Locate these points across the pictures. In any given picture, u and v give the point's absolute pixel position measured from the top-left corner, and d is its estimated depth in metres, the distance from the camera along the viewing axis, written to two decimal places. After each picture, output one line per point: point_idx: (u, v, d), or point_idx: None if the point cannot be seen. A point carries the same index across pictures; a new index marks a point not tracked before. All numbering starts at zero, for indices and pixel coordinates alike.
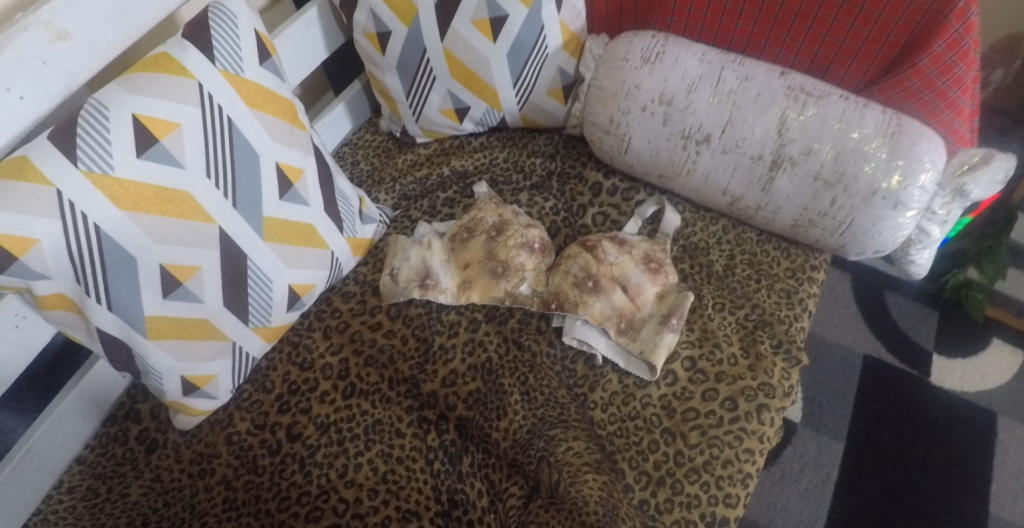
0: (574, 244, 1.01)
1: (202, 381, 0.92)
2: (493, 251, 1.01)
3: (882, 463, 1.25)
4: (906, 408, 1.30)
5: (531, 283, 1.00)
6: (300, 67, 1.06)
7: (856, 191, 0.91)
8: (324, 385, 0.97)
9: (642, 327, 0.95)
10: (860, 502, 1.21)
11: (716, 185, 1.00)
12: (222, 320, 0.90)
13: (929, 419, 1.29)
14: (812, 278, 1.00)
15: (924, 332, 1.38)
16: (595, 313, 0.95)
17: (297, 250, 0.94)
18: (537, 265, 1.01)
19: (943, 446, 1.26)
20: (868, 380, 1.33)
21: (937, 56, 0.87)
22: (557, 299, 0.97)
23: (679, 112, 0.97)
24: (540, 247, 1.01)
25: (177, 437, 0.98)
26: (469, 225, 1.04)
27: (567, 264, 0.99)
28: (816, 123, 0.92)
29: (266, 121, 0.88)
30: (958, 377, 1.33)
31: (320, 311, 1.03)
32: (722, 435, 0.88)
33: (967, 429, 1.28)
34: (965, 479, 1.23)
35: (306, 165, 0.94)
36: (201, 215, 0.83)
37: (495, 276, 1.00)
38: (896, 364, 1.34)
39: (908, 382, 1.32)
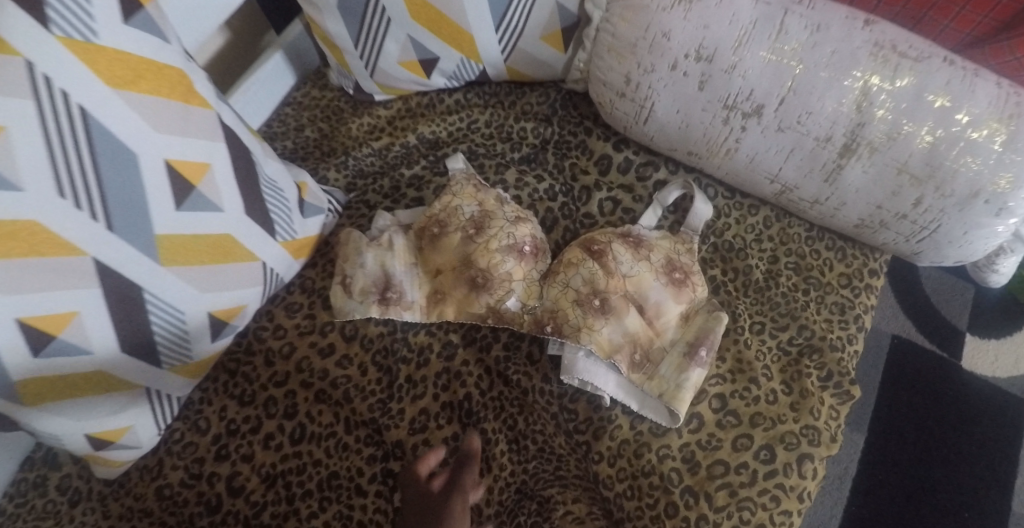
0: (574, 245, 0.79)
1: (114, 435, 0.73)
2: (471, 256, 0.78)
3: (904, 456, 1.09)
4: (933, 394, 1.13)
5: (520, 297, 0.78)
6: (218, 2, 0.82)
7: (951, 191, 0.69)
8: (268, 425, 0.78)
9: (662, 360, 0.75)
10: (882, 502, 1.07)
11: (762, 170, 0.77)
12: (124, 368, 0.70)
13: (958, 408, 1.12)
14: (871, 286, 0.80)
15: (958, 311, 1.18)
16: (603, 343, 0.75)
17: (214, 269, 0.72)
18: (527, 273, 0.79)
19: (972, 438, 1.10)
20: (894, 362, 1.15)
21: None
22: (552, 321, 0.77)
23: (722, 72, 0.71)
24: (531, 251, 0.79)
25: (103, 486, 0.79)
26: (442, 216, 0.81)
27: (565, 275, 0.78)
28: (910, 96, 0.67)
29: (141, 106, 0.63)
30: (990, 361, 1.15)
31: (260, 329, 0.82)
32: (755, 496, 0.71)
33: (997, 419, 1.11)
34: (994, 474, 1.08)
35: (214, 156, 0.69)
36: (65, 248, 0.61)
37: (476, 290, 0.78)
38: (926, 346, 1.16)
39: (935, 367, 1.15)
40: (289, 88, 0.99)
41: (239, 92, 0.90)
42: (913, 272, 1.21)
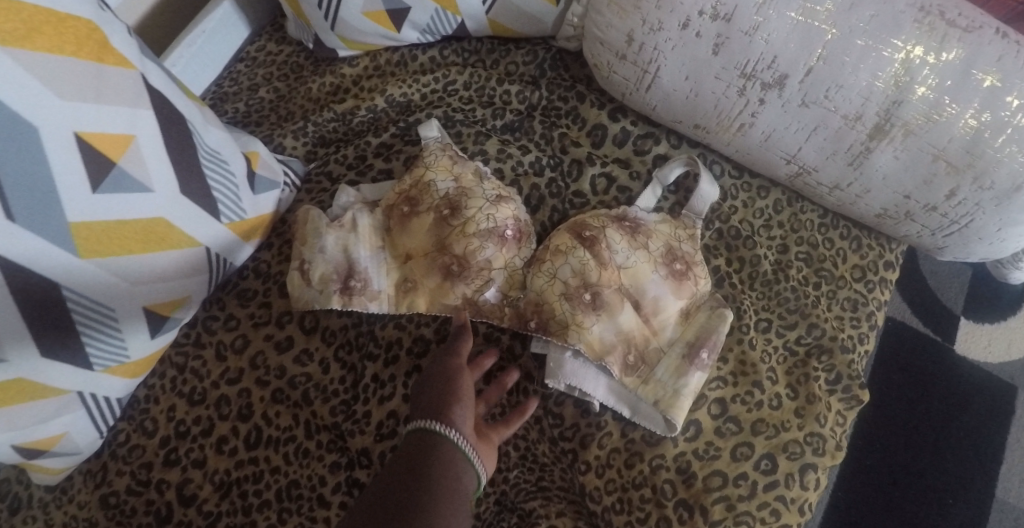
0: (562, 230, 0.70)
1: (47, 443, 0.64)
2: (445, 240, 0.69)
3: (891, 443, 1.02)
4: (925, 380, 1.05)
5: (501, 287, 0.70)
6: None
7: (991, 184, 0.60)
8: (221, 428, 0.69)
9: (658, 362, 0.68)
10: (868, 489, 1.00)
11: (778, 150, 0.68)
12: (48, 373, 0.60)
13: (949, 392, 1.04)
14: (885, 280, 0.73)
15: (953, 294, 1.09)
16: (594, 342, 0.66)
17: (146, 258, 0.62)
18: (507, 260, 0.70)
19: (961, 422, 1.03)
20: (886, 345, 1.08)
21: None
22: (537, 315, 0.67)
23: (741, 34, 0.61)
24: (514, 236, 0.69)
25: (44, 492, 0.70)
26: (412, 192, 0.71)
27: (551, 264, 0.68)
28: (956, 73, 0.58)
29: (38, 66, 0.51)
30: (983, 345, 1.07)
31: (210, 320, 0.73)
32: (754, 510, 0.64)
33: (985, 405, 1.04)
34: (980, 459, 1.01)
35: (138, 127, 0.59)
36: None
37: (450, 278, 0.68)
38: (919, 330, 1.08)
39: (928, 351, 1.07)
40: (243, 41, 0.88)
41: (182, 45, 0.79)
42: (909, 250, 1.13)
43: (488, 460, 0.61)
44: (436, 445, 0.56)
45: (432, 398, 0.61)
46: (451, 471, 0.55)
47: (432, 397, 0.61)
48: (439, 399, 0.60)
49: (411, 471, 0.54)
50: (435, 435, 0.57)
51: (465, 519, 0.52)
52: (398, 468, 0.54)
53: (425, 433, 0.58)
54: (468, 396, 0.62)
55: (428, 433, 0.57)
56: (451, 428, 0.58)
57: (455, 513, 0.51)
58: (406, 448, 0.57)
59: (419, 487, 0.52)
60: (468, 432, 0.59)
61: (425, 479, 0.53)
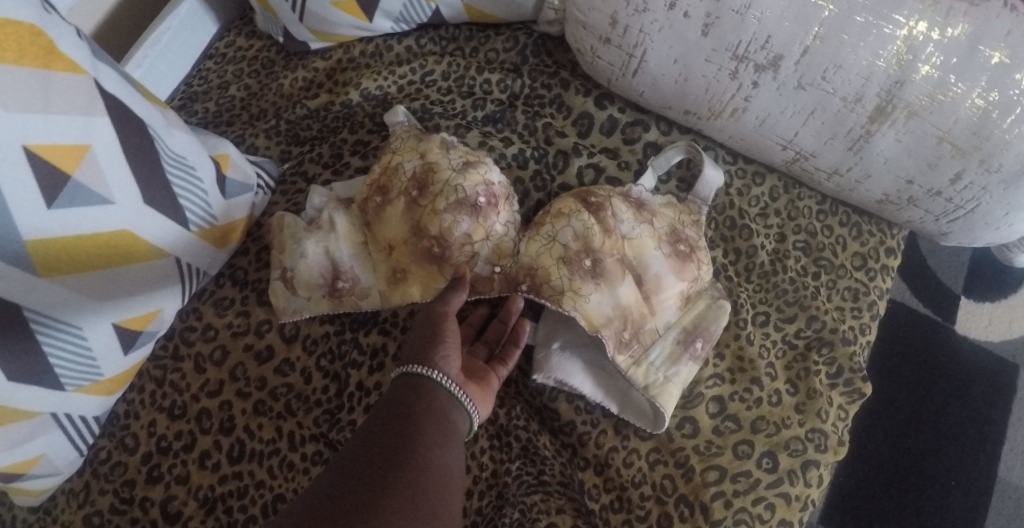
0: (567, 195, 0.66)
1: (23, 467, 0.62)
2: (420, 223, 0.64)
3: (893, 425, 1.00)
4: (926, 361, 1.03)
5: (489, 258, 0.64)
6: None
7: (999, 166, 0.57)
8: (204, 442, 0.67)
9: (653, 344, 0.63)
10: (869, 471, 0.98)
11: (773, 135, 0.64)
12: (18, 398, 0.57)
13: (951, 372, 1.02)
14: (887, 267, 0.70)
15: (953, 273, 1.07)
16: (591, 312, 0.61)
17: (112, 272, 0.59)
18: (487, 230, 0.64)
19: (963, 403, 1.01)
20: (886, 327, 1.05)
21: None
22: (530, 279, 0.63)
23: (733, 13, 0.57)
24: (488, 202, 0.63)
25: (27, 513, 0.68)
26: (382, 181, 0.67)
27: (551, 227, 0.63)
28: (962, 49, 0.54)
29: None
30: (985, 323, 1.05)
31: (187, 331, 0.71)
32: (752, 507, 0.62)
33: (989, 385, 1.02)
34: (984, 439, 0.99)
35: (93, 136, 0.55)
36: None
37: (435, 262, 0.64)
38: (920, 310, 1.06)
39: (929, 331, 1.04)
40: (213, 37, 0.84)
41: (147, 44, 0.75)
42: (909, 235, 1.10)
43: (480, 401, 0.58)
44: (421, 388, 0.54)
45: (417, 342, 0.57)
46: (436, 413, 0.52)
47: (417, 342, 0.57)
48: (425, 343, 0.57)
49: (395, 415, 0.52)
50: (418, 378, 0.54)
51: (453, 459, 0.51)
52: (382, 412, 0.52)
53: (409, 377, 0.55)
54: (455, 338, 0.57)
55: (413, 378, 0.54)
56: (433, 369, 0.54)
57: (442, 455, 0.50)
58: (394, 395, 0.54)
59: (404, 430, 0.50)
60: (455, 373, 0.56)
61: (409, 423, 0.51)
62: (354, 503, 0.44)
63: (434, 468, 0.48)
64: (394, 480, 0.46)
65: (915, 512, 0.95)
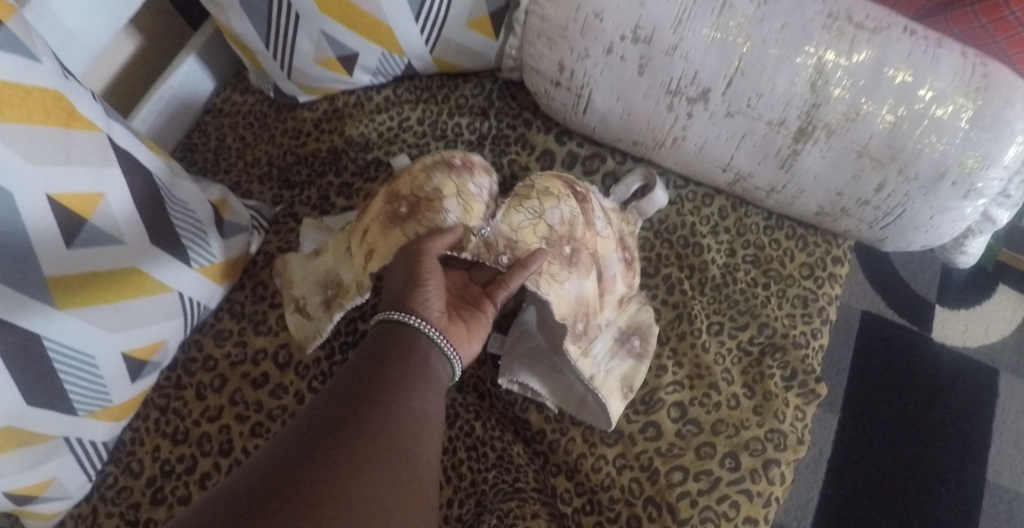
0: (553, 177, 0.69)
1: (37, 489, 0.67)
2: (395, 191, 0.67)
3: (877, 438, 1.02)
4: (905, 371, 1.06)
5: (461, 219, 0.64)
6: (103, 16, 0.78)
7: (915, 174, 0.63)
8: (204, 464, 0.73)
9: (597, 338, 0.71)
10: (856, 483, 0.99)
11: (713, 159, 0.71)
12: (34, 421, 0.64)
13: (931, 381, 1.05)
14: (834, 274, 0.75)
15: (926, 283, 1.12)
16: (563, 300, 0.65)
17: (123, 306, 0.66)
18: (459, 187, 0.65)
19: (945, 409, 1.03)
20: (864, 341, 1.08)
21: None
22: (509, 251, 0.64)
23: (663, 55, 0.65)
24: (464, 165, 0.66)
25: None
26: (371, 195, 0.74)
27: (538, 203, 0.66)
28: (869, 71, 0.61)
29: (13, 136, 0.56)
30: (961, 329, 1.09)
31: (189, 362, 0.77)
32: (715, 504, 0.66)
33: (968, 391, 1.05)
34: (970, 446, 1.02)
35: (106, 184, 0.63)
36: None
37: (401, 221, 0.65)
38: (895, 320, 1.09)
39: (907, 340, 1.08)
40: (208, 93, 0.93)
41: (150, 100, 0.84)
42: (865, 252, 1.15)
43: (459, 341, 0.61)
44: (399, 334, 0.58)
45: (399, 287, 0.60)
46: (412, 360, 0.56)
47: (398, 285, 0.60)
48: (403, 292, 0.60)
49: (374, 360, 0.55)
50: (397, 324, 0.58)
51: (428, 403, 0.55)
52: (354, 364, 0.56)
53: (388, 323, 0.59)
54: (435, 278, 0.60)
55: (394, 325, 0.58)
56: (412, 315, 0.58)
57: (418, 400, 0.54)
58: (376, 341, 0.58)
59: (376, 381, 0.53)
60: (436, 317, 0.59)
61: (378, 374, 0.54)
62: (336, 437, 0.48)
63: (407, 412, 0.52)
64: (366, 419, 0.50)
65: (905, 521, 0.97)
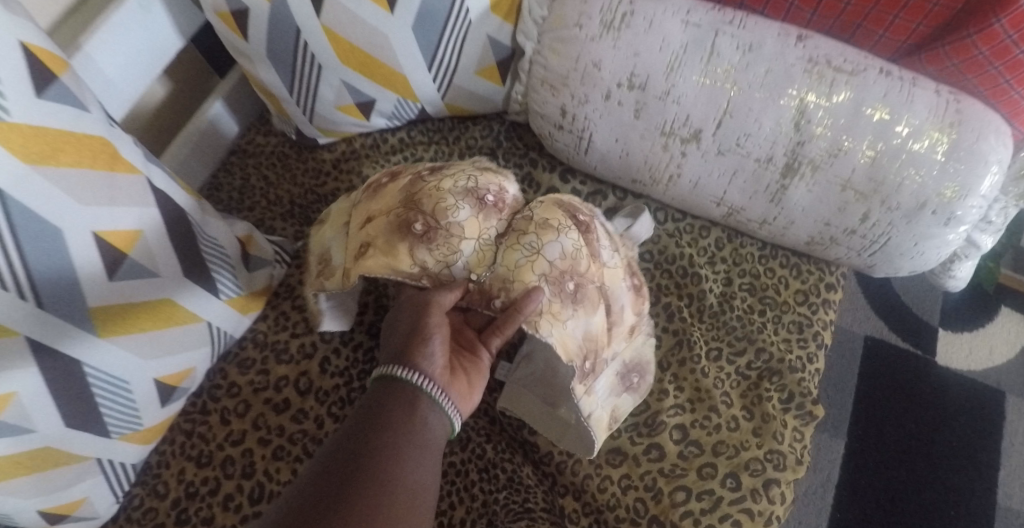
0: (552, 205, 0.72)
1: (69, 508, 0.72)
2: (414, 200, 0.70)
3: (885, 463, 1.06)
4: (915, 393, 1.11)
5: (469, 262, 0.68)
6: (142, 67, 0.84)
7: (897, 204, 0.67)
8: (227, 486, 0.77)
9: (600, 376, 0.71)
10: (865, 509, 1.03)
11: (707, 194, 0.75)
12: (72, 441, 0.69)
13: (942, 404, 1.10)
14: (828, 301, 0.79)
15: (927, 306, 1.17)
16: (567, 340, 0.66)
17: (157, 335, 0.71)
18: (481, 231, 0.69)
19: (954, 431, 1.08)
20: (872, 366, 1.13)
21: (993, 32, 0.62)
22: (502, 294, 0.67)
23: (657, 99, 0.70)
24: (493, 202, 0.71)
25: None
26: (397, 170, 0.75)
27: (541, 239, 0.68)
28: (848, 111, 0.66)
29: (65, 180, 0.62)
30: (966, 352, 1.14)
31: (214, 388, 0.81)
32: (718, 523, 0.69)
33: (977, 413, 1.10)
34: (980, 469, 1.06)
35: (145, 222, 0.69)
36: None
37: (414, 239, 0.67)
38: (901, 345, 1.14)
39: (913, 364, 1.13)
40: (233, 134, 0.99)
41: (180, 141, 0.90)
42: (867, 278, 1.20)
43: (460, 396, 0.64)
44: (398, 389, 0.61)
45: (403, 343, 0.64)
46: (412, 427, 0.59)
47: (403, 341, 0.64)
48: (410, 346, 0.63)
49: (377, 424, 0.59)
50: (400, 384, 0.61)
51: (424, 472, 0.58)
52: (354, 424, 0.59)
53: (388, 379, 0.62)
54: (440, 333, 0.64)
55: (397, 385, 0.61)
56: (413, 372, 0.61)
57: (415, 472, 0.57)
58: (378, 401, 0.61)
59: (378, 450, 0.57)
60: (438, 373, 0.62)
61: (375, 439, 0.58)
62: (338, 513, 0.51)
63: (405, 486, 0.56)
64: (368, 493, 0.54)
65: None
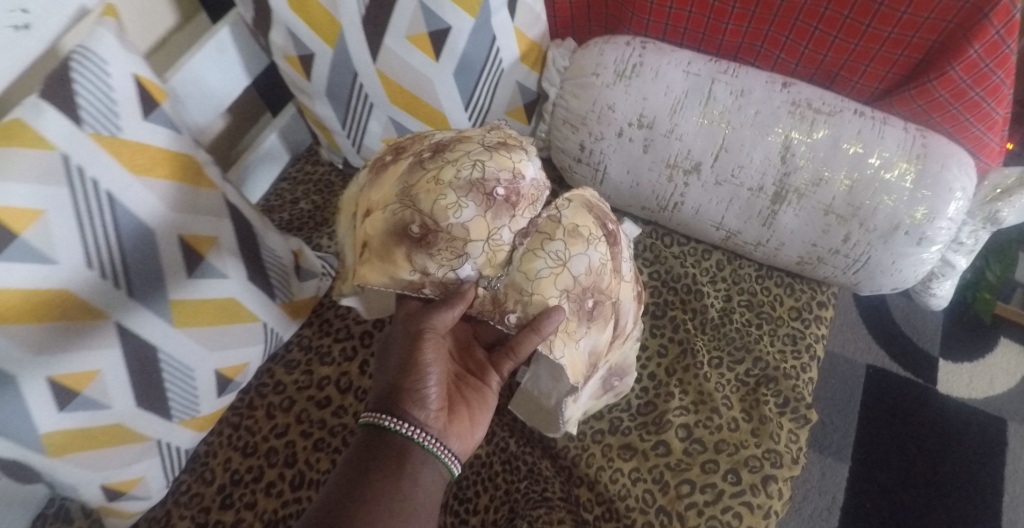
0: (581, 210, 0.74)
1: (127, 485, 0.80)
2: (412, 193, 0.71)
3: (889, 486, 1.16)
4: (915, 422, 1.21)
5: (478, 263, 0.70)
6: (213, 101, 0.93)
7: (873, 226, 0.77)
8: (270, 474, 0.85)
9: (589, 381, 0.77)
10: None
11: (708, 219, 0.86)
12: (139, 421, 0.77)
13: (943, 435, 1.20)
14: (819, 317, 0.88)
15: (928, 337, 1.29)
16: (575, 358, 0.72)
17: (219, 330, 0.81)
18: (489, 231, 0.69)
19: (955, 460, 1.18)
20: (873, 393, 1.24)
21: (950, 78, 0.74)
22: (517, 309, 0.70)
23: (662, 136, 0.82)
24: (504, 198, 0.70)
25: None
26: (402, 147, 0.77)
27: (567, 249, 0.70)
28: (827, 146, 0.77)
29: (159, 189, 0.73)
30: (966, 383, 1.25)
31: (261, 386, 0.90)
32: (720, 514, 0.76)
33: (980, 439, 1.20)
34: (983, 497, 1.15)
35: (220, 230, 0.79)
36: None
37: (411, 244, 0.70)
38: (902, 374, 1.25)
39: (914, 394, 1.24)
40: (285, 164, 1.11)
41: (241, 166, 1.01)
42: (868, 312, 1.31)
43: (460, 431, 0.71)
44: (384, 439, 0.68)
45: (392, 389, 0.70)
46: (395, 479, 0.66)
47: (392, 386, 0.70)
48: (404, 393, 0.69)
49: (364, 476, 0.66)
50: (390, 433, 0.68)
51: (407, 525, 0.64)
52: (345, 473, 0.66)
53: (377, 427, 0.69)
54: (435, 372, 0.70)
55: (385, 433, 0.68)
56: (403, 422, 0.68)
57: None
58: (370, 451, 0.68)
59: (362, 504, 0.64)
60: (432, 417, 0.69)
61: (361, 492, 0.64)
62: None
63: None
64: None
65: None
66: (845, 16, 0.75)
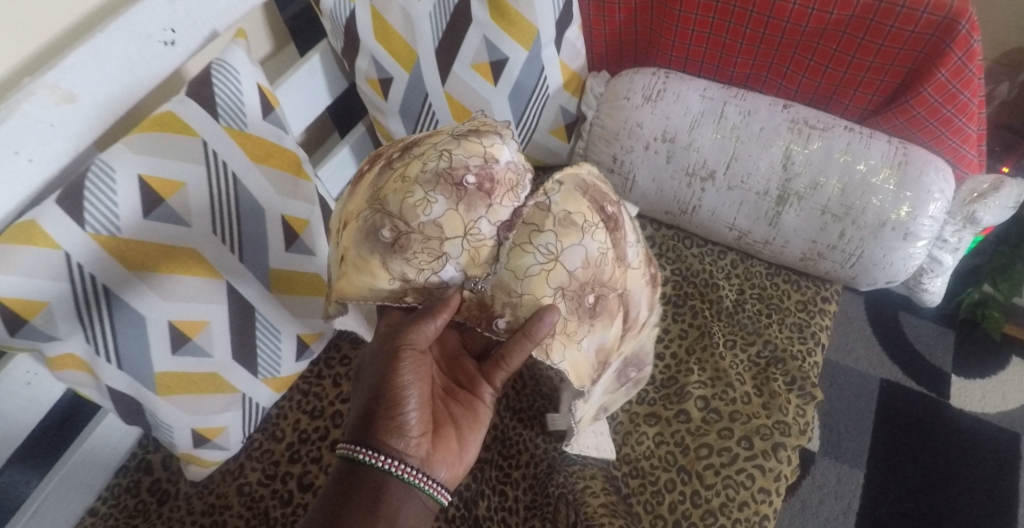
0: (574, 199, 0.76)
1: (212, 433, 0.91)
2: (382, 195, 0.73)
3: (904, 494, 1.24)
4: (927, 434, 1.29)
5: (463, 262, 0.72)
6: (302, 115, 1.09)
7: (864, 223, 0.90)
8: (335, 433, 0.97)
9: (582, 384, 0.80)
10: None
11: (722, 221, 0.99)
12: (232, 373, 0.90)
13: (956, 447, 1.28)
14: (823, 310, 1.00)
15: (939, 354, 1.38)
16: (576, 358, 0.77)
17: (303, 298, 0.95)
18: (465, 225, 0.71)
19: (968, 470, 1.25)
20: (887, 405, 1.32)
21: (923, 98, 0.89)
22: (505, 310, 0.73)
23: (682, 148, 0.97)
24: (476, 188, 0.71)
25: (188, 487, 0.96)
26: (377, 156, 0.79)
27: (557, 244, 0.73)
28: (821, 156, 0.91)
29: (270, 175, 0.89)
30: (979, 398, 1.33)
31: (329, 359, 1.05)
32: (734, 474, 0.85)
33: (992, 451, 1.27)
34: (996, 507, 1.22)
35: (312, 215, 0.95)
36: (48, 241, 0.73)
37: (386, 250, 0.72)
38: (914, 388, 1.34)
39: (926, 408, 1.32)
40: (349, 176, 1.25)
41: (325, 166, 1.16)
42: (880, 330, 1.41)
43: (445, 449, 0.75)
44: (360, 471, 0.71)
45: (370, 417, 0.72)
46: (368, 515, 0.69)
47: (368, 415, 0.72)
48: (386, 422, 0.72)
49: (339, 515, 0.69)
50: (365, 466, 0.70)
51: None
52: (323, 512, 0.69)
53: (354, 459, 0.71)
54: (416, 395, 0.73)
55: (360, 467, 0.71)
56: (378, 454, 0.70)
57: None
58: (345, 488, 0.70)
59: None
60: (414, 442, 0.72)
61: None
62: None
63: None
64: None
65: None
66: (834, 49, 0.91)
